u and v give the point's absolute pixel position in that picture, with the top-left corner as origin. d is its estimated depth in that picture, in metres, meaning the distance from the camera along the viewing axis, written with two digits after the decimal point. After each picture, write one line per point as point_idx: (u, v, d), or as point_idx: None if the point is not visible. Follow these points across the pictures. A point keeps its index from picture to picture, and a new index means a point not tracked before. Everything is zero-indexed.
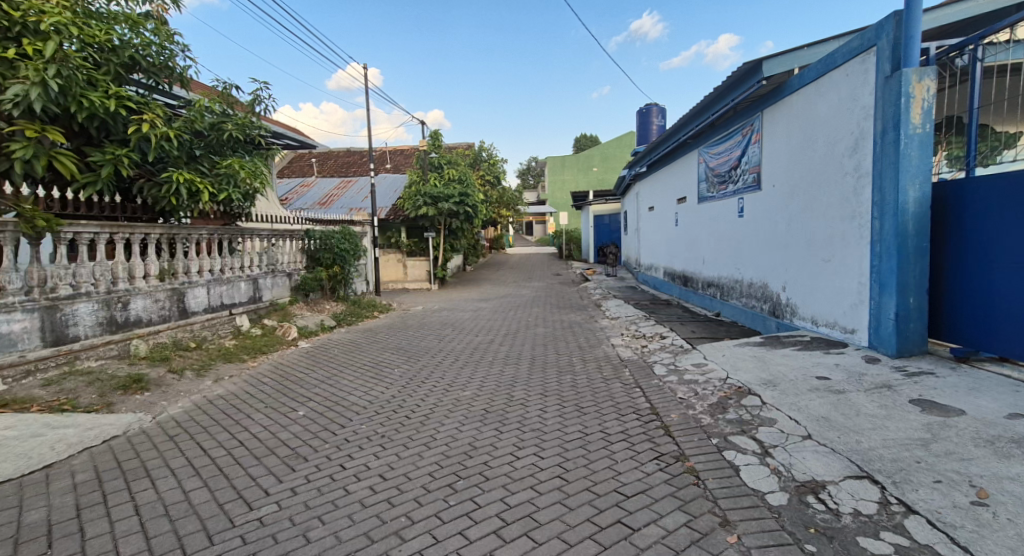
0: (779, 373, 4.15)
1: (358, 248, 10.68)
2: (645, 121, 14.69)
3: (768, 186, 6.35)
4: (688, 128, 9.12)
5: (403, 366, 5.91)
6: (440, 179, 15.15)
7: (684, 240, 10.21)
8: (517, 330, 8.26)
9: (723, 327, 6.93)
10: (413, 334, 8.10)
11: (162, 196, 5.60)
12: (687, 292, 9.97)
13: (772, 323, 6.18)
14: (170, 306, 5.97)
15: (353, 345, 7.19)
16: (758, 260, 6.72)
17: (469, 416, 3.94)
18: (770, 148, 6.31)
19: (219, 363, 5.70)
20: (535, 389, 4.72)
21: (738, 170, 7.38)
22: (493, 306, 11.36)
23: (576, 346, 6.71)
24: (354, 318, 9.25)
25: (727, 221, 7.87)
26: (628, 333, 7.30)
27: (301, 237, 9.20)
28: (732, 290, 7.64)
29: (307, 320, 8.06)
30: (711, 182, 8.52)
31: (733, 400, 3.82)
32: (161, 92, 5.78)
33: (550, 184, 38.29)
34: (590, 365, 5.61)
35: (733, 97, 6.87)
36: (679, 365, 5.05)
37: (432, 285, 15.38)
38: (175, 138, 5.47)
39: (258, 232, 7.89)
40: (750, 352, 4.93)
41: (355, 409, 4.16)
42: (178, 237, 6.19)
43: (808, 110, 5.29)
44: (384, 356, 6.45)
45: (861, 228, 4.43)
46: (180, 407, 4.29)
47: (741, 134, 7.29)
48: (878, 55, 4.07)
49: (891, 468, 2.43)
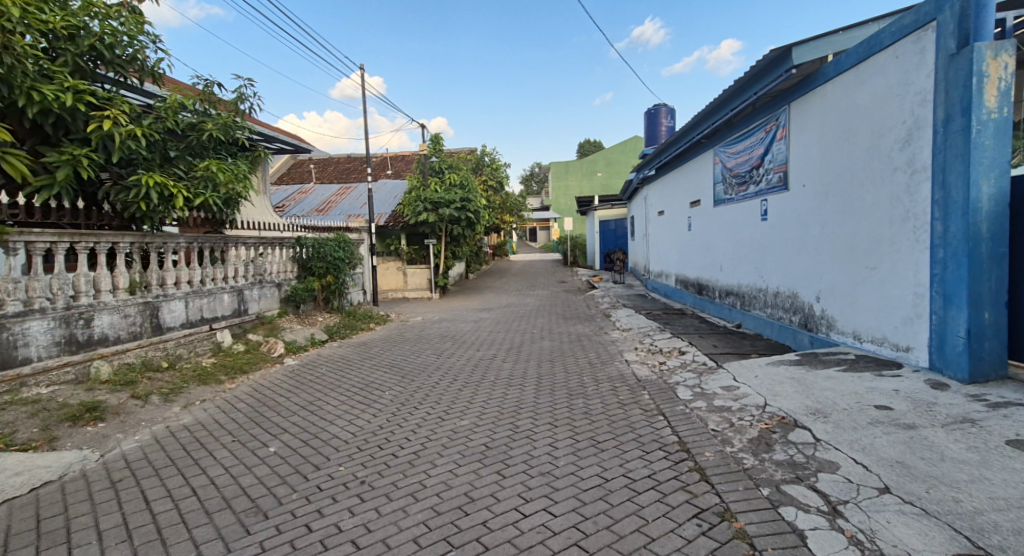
0: (828, 401, 3.55)
1: (354, 256, 10.15)
2: (654, 122, 14.15)
3: (798, 186, 5.81)
4: (702, 126, 8.62)
5: (397, 387, 5.36)
6: (441, 184, 14.69)
7: (699, 246, 9.66)
8: (522, 344, 7.69)
9: (748, 341, 6.35)
10: (410, 349, 7.53)
11: (131, 201, 5.10)
12: (702, 301, 9.41)
13: (804, 337, 5.62)
14: (141, 322, 5.44)
15: (345, 363, 6.63)
16: (786, 268, 6.15)
17: (467, 453, 3.37)
18: (799, 144, 5.78)
19: (193, 385, 5.15)
20: (543, 416, 4.15)
21: (761, 169, 6.84)
22: (495, 316, 10.79)
23: (586, 363, 6.13)
24: (348, 332, 8.71)
25: (748, 225, 7.31)
26: (642, 347, 6.72)
27: (292, 246, 8.69)
28: (755, 300, 7.07)
29: (296, 335, 7.52)
30: (729, 183, 7.98)
31: (778, 435, 3.22)
32: (132, 88, 5.31)
33: (553, 190, 37.76)
34: (603, 386, 5.03)
35: (756, 90, 6.35)
36: (705, 388, 4.46)
37: (433, 294, 14.84)
38: (144, 137, 4.98)
39: (243, 240, 7.38)
40: (787, 373, 4.34)
41: (336, 444, 3.59)
42: (153, 246, 5.68)
43: (847, 100, 4.77)
44: (377, 375, 5.91)
45: (918, 230, 3.87)
46: (137, 440, 3.74)
47: (764, 130, 6.76)
48: (938, 30, 3.58)
49: (1018, 545, 1.85)
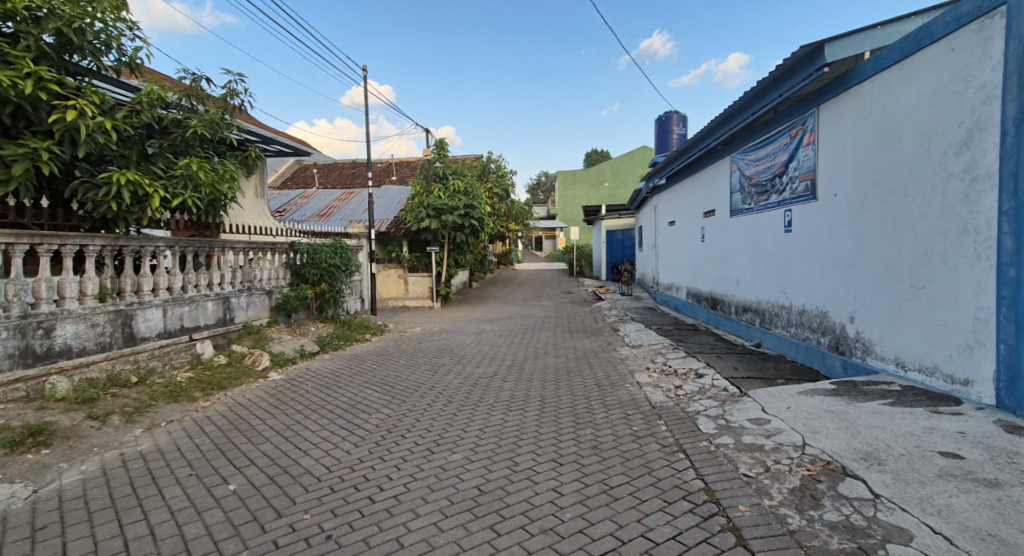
0: (881, 443, 3.03)
1: (352, 263, 9.74)
2: (665, 129, 13.71)
3: (828, 195, 5.33)
4: (720, 132, 8.16)
5: (388, 407, 4.89)
6: (444, 190, 14.31)
7: (714, 258, 9.15)
8: (525, 360, 7.20)
9: (771, 363, 5.83)
10: (405, 364, 7.06)
11: (101, 201, 4.69)
12: (716, 317, 8.90)
13: (835, 362, 5.10)
14: (110, 333, 5.00)
15: (333, 378, 6.16)
16: (814, 284, 5.64)
17: (457, 497, 2.89)
18: (829, 150, 5.30)
19: (162, 403, 4.69)
20: (546, 449, 3.65)
21: (784, 177, 6.37)
22: (499, 328, 10.32)
23: (594, 385, 5.63)
24: (342, 343, 8.26)
25: (769, 237, 6.80)
26: (655, 367, 6.21)
27: (285, 251, 8.29)
28: (777, 318, 6.57)
29: (284, 346, 7.07)
30: (748, 192, 7.51)
31: (826, 487, 2.71)
32: (105, 78, 4.95)
33: (560, 198, 37.33)
34: (613, 413, 4.54)
35: (782, 91, 5.90)
36: (730, 421, 3.94)
37: (433, 303, 14.40)
38: (115, 131, 4.57)
39: (232, 244, 6.98)
40: (824, 405, 3.82)
41: (305, 483, 3.11)
42: (127, 250, 5.26)
43: (889, 100, 4.29)
44: (366, 393, 5.45)
45: (979, 246, 3.38)
46: (81, 472, 3.27)
47: (789, 135, 6.28)
48: (1009, 17, 3.14)
49: None
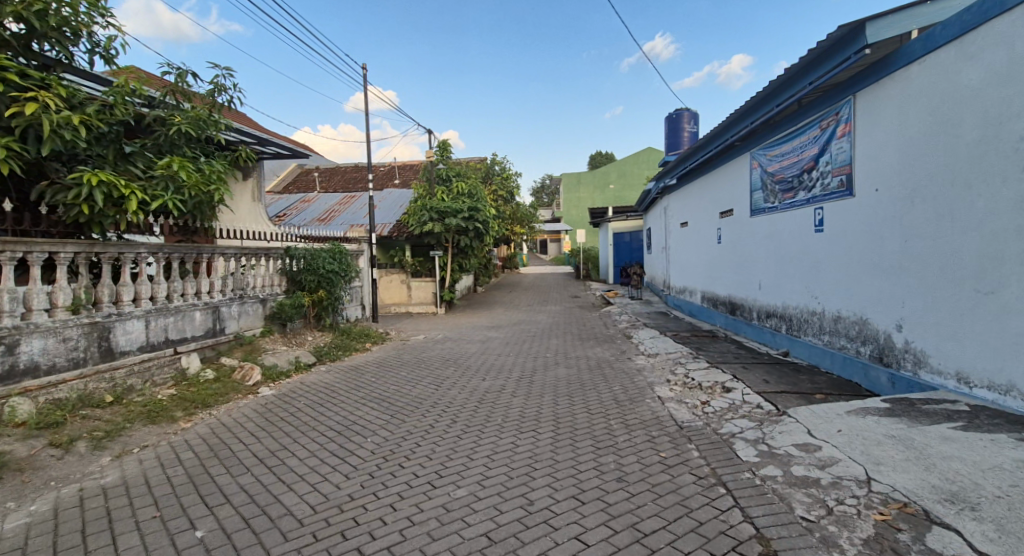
0: (965, 480, 2.55)
1: (352, 268, 9.30)
2: (675, 127, 13.25)
3: (867, 191, 4.87)
4: (738, 127, 7.70)
5: (386, 427, 4.45)
6: (448, 193, 13.92)
7: (732, 260, 8.66)
8: (534, 371, 6.75)
9: (804, 376, 5.34)
10: (406, 377, 6.60)
11: (72, 204, 4.29)
12: (736, 323, 8.41)
13: (879, 375, 4.61)
14: (84, 347, 4.58)
15: (329, 394, 5.70)
16: (852, 288, 5.16)
17: (467, 547, 2.45)
18: (868, 140, 4.84)
19: (137, 425, 4.26)
20: (565, 483, 3.18)
21: (813, 172, 5.90)
22: (505, 335, 9.87)
23: (611, 401, 5.15)
24: (340, 353, 7.84)
25: (797, 237, 6.33)
26: (676, 380, 5.73)
27: (281, 257, 7.87)
28: (807, 324, 6.08)
29: (278, 358, 6.64)
30: (771, 190, 7.03)
31: (909, 539, 2.23)
32: (76, 71, 4.57)
33: (565, 201, 36.86)
34: (636, 435, 4.07)
35: (813, 79, 5.43)
36: (774, 447, 3.45)
37: (437, 309, 13.94)
38: (84, 126, 4.17)
39: (223, 250, 6.59)
40: (882, 428, 3.33)
41: (285, 529, 2.66)
42: (104, 257, 4.87)
43: (946, 81, 3.83)
44: (364, 410, 5.02)
45: None
46: (28, 515, 2.83)
47: (819, 127, 5.82)
48: None
49: None
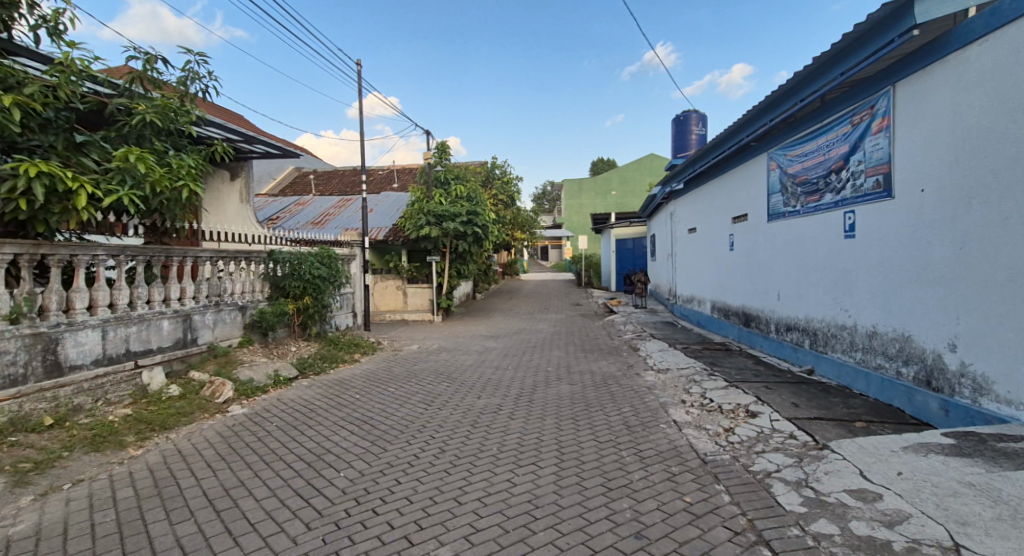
0: None
1: (342, 273, 8.74)
2: (682, 129, 12.75)
3: (909, 192, 4.34)
4: (755, 126, 7.19)
5: (364, 456, 3.87)
6: (446, 196, 13.39)
7: (746, 268, 8.12)
8: (535, 387, 6.16)
9: (838, 399, 4.76)
10: (395, 393, 6.00)
11: (8, 198, 3.76)
12: (751, 335, 7.85)
13: (927, 400, 4.06)
14: (23, 362, 4.04)
15: (306, 413, 5.11)
16: (890, 301, 4.61)
17: None
18: (913, 134, 4.32)
19: (77, 453, 3.70)
20: (572, 540, 2.59)
21: (842, 173, 5.38)
22: (504, 346, 9.32)
23: (621, 425, 4.59)
24: (325, 365, 7.28)
25: (823, 243, 5.78)
26: (691, 401, 5.17)
27: (262, 261, 7.26)
28: (837, 339, 5.53)
29: (254, 372, 6.06)
30: (792, 193, 6.51)
31: None
32: (17, 48, 4.10)
33: (567, 207, 36.38)
34: (653, 471, 3.50)
35: (845, 69, 4.92)
36: (822, 493, 2.88)
37: (434, 316, 13.29)
38: (18, 108, 3.64)
39: (198, 253, 6.03)
40: (955, 473, 2.75)
41: None
42: (51, 260, 4.33)
43: (1017, 63, 3.33)
44: (342, 434, 4.45)
45: None
46: None
47: (848, 122, 5.30)
48: None
49: None
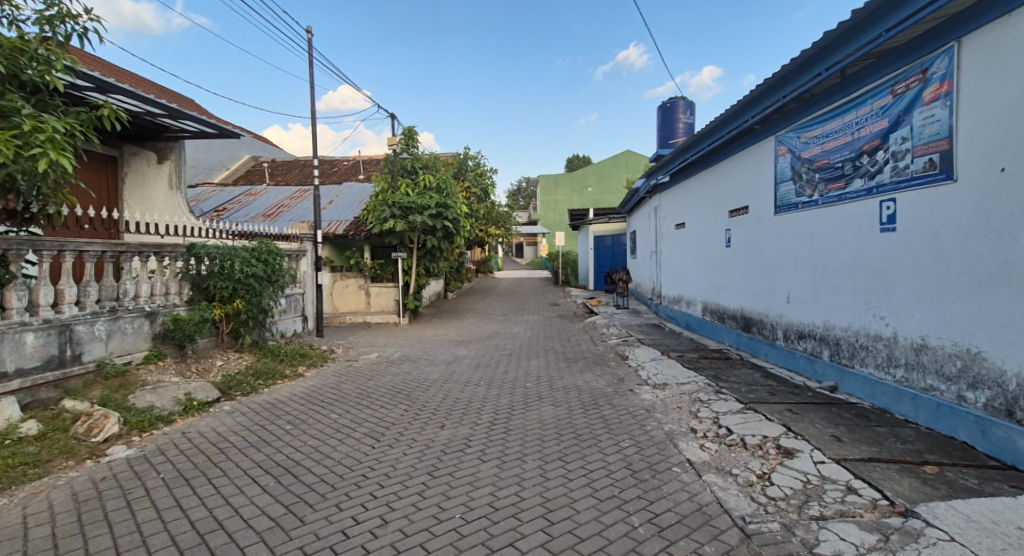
0: None
1: (286, 272, 7.44)
2: (669, 117, 11.90)
3: (983, 173, 3.48)
4: (761, 105, 6.28)
5: (268, 534, 2.70)
6: (413, 187, 12.19)
7: (747, 267, 7.25)
8: (511, 411, 5.09)
9: (886, 430, 3.85)
10: (338, 421, 4.82)
11: None
12: (755, 343, 6.96)
13: (1012, 437, 3.20)
14: None
15: (212, 455, 3.90)
16: (950, 308, 3.74)
17: None
18: (986, 102, 3.47)
19: None
20: None
21: (878, 153, 4.51)
22: (475, 354, 8.24)
23: (624, 467, 3.54)
24: (259, 382, 6.03)
25: (850, 238, 4.91)
26: (704, 430, 4.20)
27: (180, 257, 5.96)
28: (871, 352, 4.65)
29: (158, 397, 4.78)
30: (809, 179, 5.63)
31: None
32: None
33: (542, 204, 35.49)
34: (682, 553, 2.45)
35: (895, 24, 3.99)
36: None
37: (399, 318, 12.18)
38: None
39: (84, 245, 4.73)
40: None
41: None
42: None
43: None
44: (250, 489, 3.27)
45: None
46: None
47: (886, 93, 4.43)
48: None
49: None
